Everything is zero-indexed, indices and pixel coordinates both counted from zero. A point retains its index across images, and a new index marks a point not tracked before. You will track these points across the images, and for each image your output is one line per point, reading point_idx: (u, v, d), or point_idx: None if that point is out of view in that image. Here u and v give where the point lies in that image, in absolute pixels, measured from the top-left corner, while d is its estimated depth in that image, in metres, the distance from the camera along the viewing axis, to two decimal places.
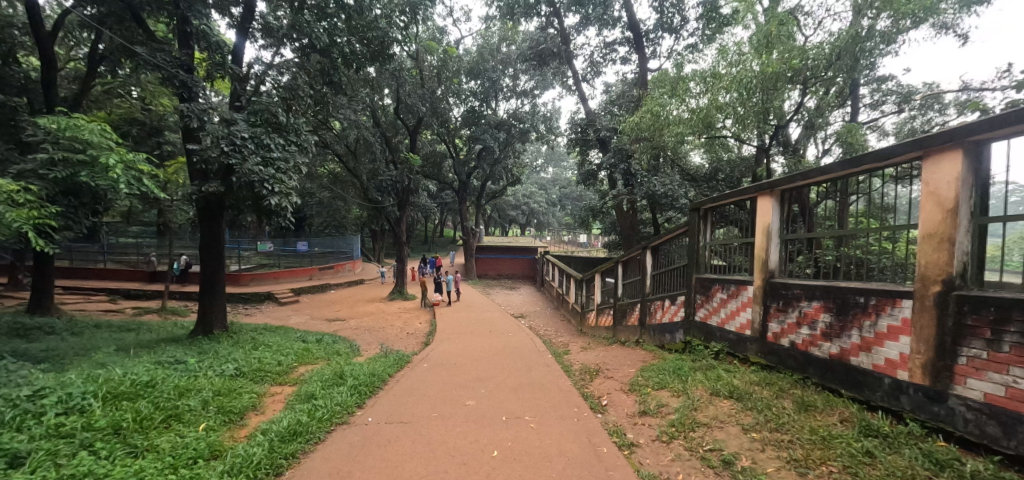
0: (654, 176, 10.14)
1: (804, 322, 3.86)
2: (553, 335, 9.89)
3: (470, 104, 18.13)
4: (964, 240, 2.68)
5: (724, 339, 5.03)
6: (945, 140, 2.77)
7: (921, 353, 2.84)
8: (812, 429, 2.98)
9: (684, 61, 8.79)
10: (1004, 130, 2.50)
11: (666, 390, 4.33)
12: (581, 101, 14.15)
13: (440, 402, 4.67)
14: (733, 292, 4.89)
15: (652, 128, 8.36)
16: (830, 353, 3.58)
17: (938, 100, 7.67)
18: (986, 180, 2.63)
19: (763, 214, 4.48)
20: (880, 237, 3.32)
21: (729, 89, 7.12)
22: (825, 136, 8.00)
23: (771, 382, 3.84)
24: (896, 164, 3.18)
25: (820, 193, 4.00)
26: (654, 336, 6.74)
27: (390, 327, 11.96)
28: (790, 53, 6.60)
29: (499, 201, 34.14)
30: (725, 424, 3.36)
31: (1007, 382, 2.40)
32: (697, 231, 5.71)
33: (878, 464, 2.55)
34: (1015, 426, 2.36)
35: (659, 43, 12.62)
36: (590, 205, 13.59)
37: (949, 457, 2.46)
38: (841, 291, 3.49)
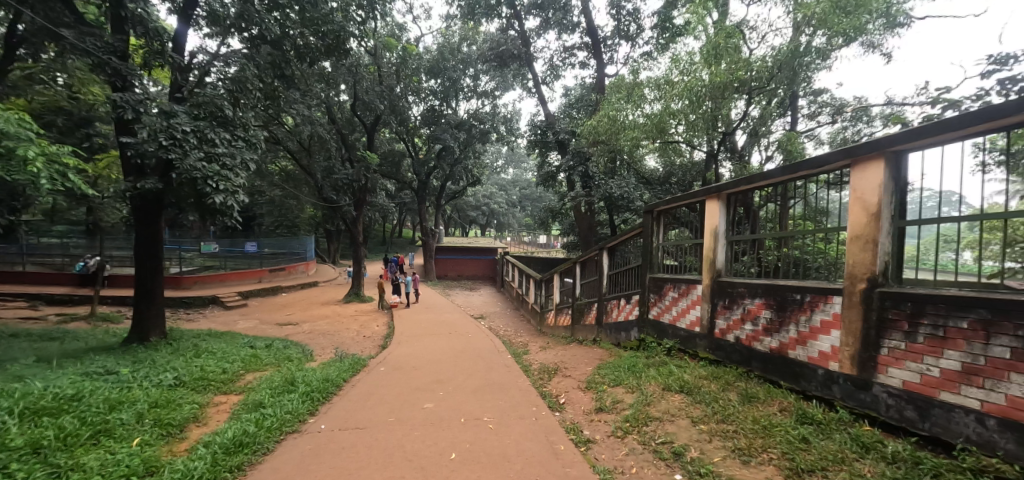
0: (612, 179, 10.41)
1: (748, 318, 4.10)
2: (513, 335, 9.93)
3: (429, 102, 17.94)
4: (885, 241, 2.93)
5: (675, 336, 5.25)
6: (868, 149, 3.03)
7: (850, 345, 3.08)
8: (754, 419, 3.15)
9: (640, 67, 9.10)
10: (920, 141, 2.75)
11: (622, 387, 4.45)
12: (541, 103, 14.33)
13: (397, 406, 4.57)
14: (684, 290, 5.11)
15: (610, 132, 8.64)
16: (771, 347, 3.80)
17: (866, 113, 8.33)
18: (904, 186, 2.89)
19: (711, 216, 4.72)
20: (814, 238, 3.57)
21: (681, 96, 7.46)
22: (768, 143, 8.47)
23: (718, 376, 4.04)
24: (829, 171, 3.43)
25: (763, 196, 4.25)
26: (610, 334, 6.92)
27: (346, 330, 11.60)
28: (736, 65, 6.96)
29: (459, 202, 33.93)
30: (676, 417, 3.51)
31: (922, 370, 2.64)
32: (650, 232, 5.91)
33: (812, 448, 2.73)
34: (929, 410, 2.61)
35: (616, 50, 12.98)
36: (550, 206, 13.77)
37: (872, 440, 2.68)
38: (781, 290, 3.72)
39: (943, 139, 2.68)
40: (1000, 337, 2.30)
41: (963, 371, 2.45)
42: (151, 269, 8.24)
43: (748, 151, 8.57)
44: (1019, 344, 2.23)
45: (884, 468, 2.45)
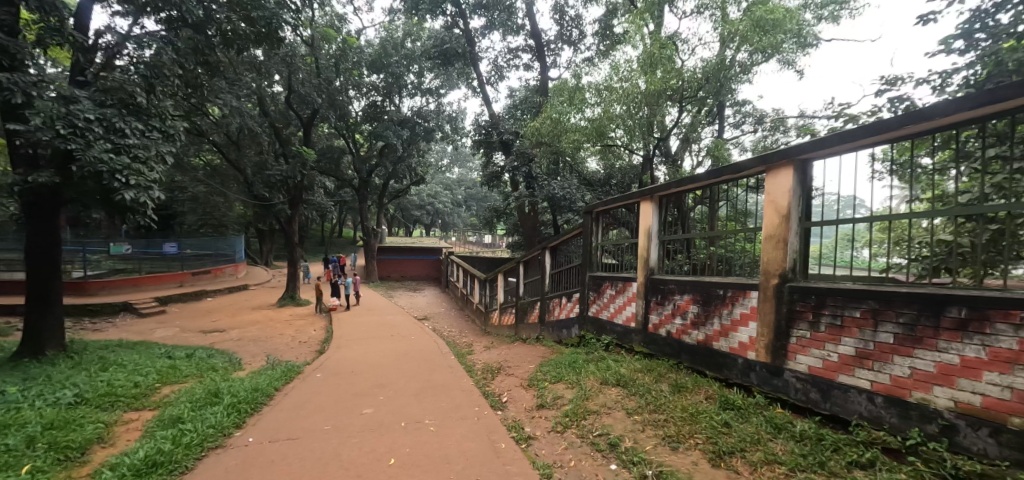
0: (555, 180, 10.64)
1: (677, 313, 4.36)
2: (457, 336, 9.85)
3: (371, 98, 17.34)
4: (794, 240, 3.23)
5: (613, 332, 5.47)
6: (780, 156, 3.32)
7: (764, 335, 3.37)
8: (682, 407, 3.36)
9: (581, 72, 9.36)
10: (823, 150, 3.07)
11: (563, 383, 4.57)
12: (485, 103, 14.33)
13: (334, 413, 4.39)
14: (621, 288, 5.35)
15: (553, 133, 8.90)
16: (698, 340, 4.07)
17: (783, 124, 9.11)
18: (809, 191, 3.21)
19: (646, 216, 4.96)
20: (737, 237, 3.86)
21: (619, 102, 7.79)
22: (699, 149, 8.93)
23: (651, 368, 4.26)
24: (749, 176, 3.73)
25: (695, 199, 4.52)
26: (552, 331, 7.09)
27: (279, 335, 10.94)
28: (670, 75, 7.35)
29: (403, 201, 33.17)
30: (613, 409, 3.66)
31: (823, 356, 2.95)
32: (590, 232, 6.12)
33: (732, 432, 2.95)
34: (829, 391, 2.92)
35: (559, 54, 13.28)
36: (494, 206, 13.81)
37: (783, 421, 2.94)
38: (707, 286, 3.99)
39: (842, 149, 3.01)
40: (886, 324, 2.62)
41: (856, 356, 2.76)
42: (46, 274, 7.29)
43: (680, 156, 9.08)
44: (901, 329, 2.55)
45: (792, 446, 2.70)
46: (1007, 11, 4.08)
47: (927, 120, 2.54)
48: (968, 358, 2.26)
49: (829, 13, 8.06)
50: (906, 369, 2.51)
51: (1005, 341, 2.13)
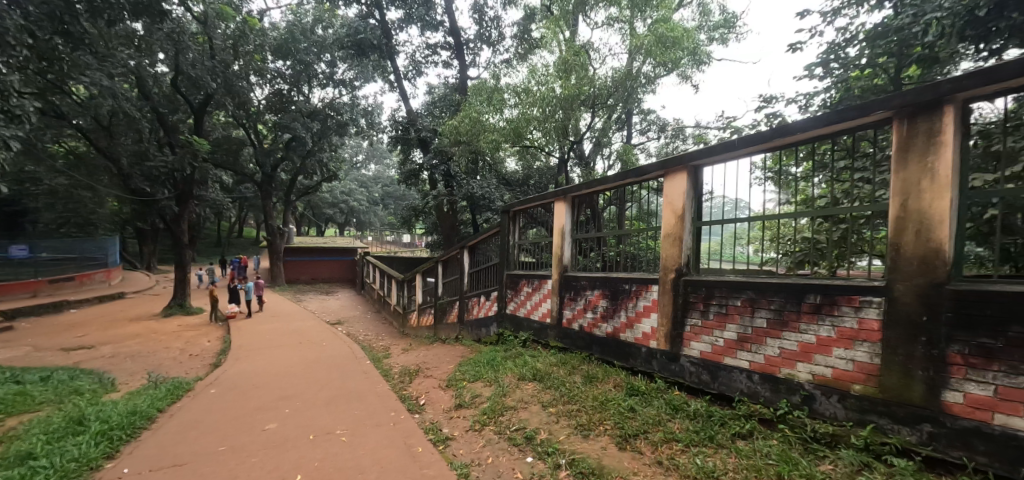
0: (474, 179, 10.62)
1: (588, 307, 4.60)
2: (373, 340, 9.45)
3: (276, 85, 15.96)
4: (688, 238, 3.57)
5: (530, 328, 5.62)
6: (676, 162, 3.65)
7: (664, 325, 3.68)
8: (593, 397, 3.56)
9: (500, 73, 9.46)
10: (712, 157, 3.43)
11: (481, 381, 4.61)
12: (402, 98, 13.89)
13: (232, 431, 3.98)
14: (536, 285, 5.55)
15: (471, 132, 8.90)
16: (607, 332, 4.33)
17: (682, 133, 9.95)
18: (700, 194, 3.58)
19: (559, 216, 5.19)
20: (642, 236, 4.15)
21: (536, 105, 8.00)
22: (609, 153, 9.36)
23: (565, 361, 4.45)
24: (651, 179, 4.04)
25: (606, 199, 4.79)
26: (471, 330, 7.09)
27: (164, 349, 9.65)
28: (583, 81, 7.74)
29: (314, 198, 31.02)
30: (529, 403, 3.77)
31: (712, 342, 3.30)
32: (507, 231, 6.25)
33: (637, 415, 3.18)
34: (717, 372, 3.27)
35: (478, 53, 13.30)
36: (412, 204, 13.43)
37: (679, 402, 3.24)
38: (615, 282, 4.26)
39: (726, 157, 3.39)
40: (760, 310, 2.99)
41: (738, 340, 3.13)
42: None
43: (593, 159, 9.50)
44: (772, 315, 2.93)
45: (687, 424, 2.99)
46: (853, 46, 4.87)
47: (791, 134, 2.94)
48: (822, 337, 2.65)
49: (719, 35, 9.00)
50: (777, 349, 2.89)
51: (849, 321, 2.54)
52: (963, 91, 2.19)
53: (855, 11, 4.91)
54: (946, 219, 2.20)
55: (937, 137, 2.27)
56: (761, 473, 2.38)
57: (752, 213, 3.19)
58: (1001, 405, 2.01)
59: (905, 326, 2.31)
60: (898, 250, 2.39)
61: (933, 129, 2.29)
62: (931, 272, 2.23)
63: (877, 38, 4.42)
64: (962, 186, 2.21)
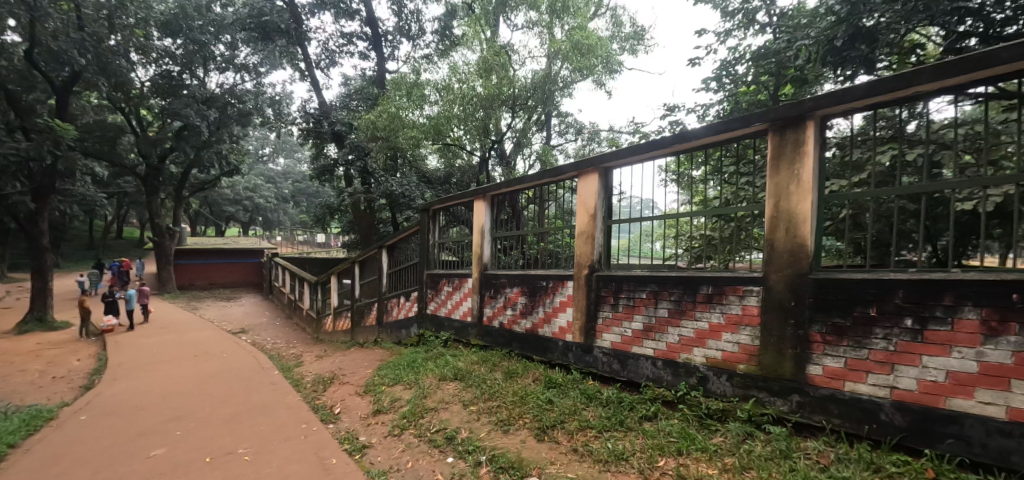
0: (393, 176, 10.25)
1: (508, 304, 4.68)
2: (282, 348, 8.77)
3: (164, 66, 14.13)
4: (599, 236, 3.79)
5: (451, 328, 5.59)
6: (589, 164, 3.85)
7: (578, 319, 3.87)
8: (513, 392, 3.63)
9: (421, 68, 9.25)
10: (620, 160, 3.67)
11: (401, 384, 4.50)
12: (314, 89, 13.01)
13: (108, 461, 3.47)
14: (457, 284, 5.54)
15: (389, 128, 8.61)
16: (526, 328, 4.44)
17: (598, 136, 10.46)
18: (610, 194, 3.81)
19: (479, 215, 5.24)
20: (561, 233, 4.30)
21: (456, 103, 7.94)
22: (529, 152, 9.49)
23: (486, 359, 4.49)
24: (566, 179, 4.22)
25: (527, 198, 4.90)
26: (390, 333, 6.88)
27: (16, 372, 8.13)
28: (503, 81, 7.88)
29: (211, 194, 27.94)
30: (450, 403, 3.76)
31: (622, 333, 3.53)
32: (427, 230, 6.19)
33: (554, 407, 3.30)
34: (626, 360, 3.50)
35: (398, 47, 12.88)
36: (327, 202, 12.64)
37: (593, 390, 3.42)
38: (532, 279, 4.39)
39: (633, 160, 3.64)
40: (663, 301, 3.26)
41: (644, 329, 3.37)
42: None
43: (513, 158, 9.58)
44: (672, 305, 3.20)
45: (600, 411, 3.16)
46: (741, 64, 5.48)
47: (686, 141, 3.24)
48: (714, 323, 2.95)
49: (629, 46, 9.60)
50: (677, 336, 3.16)
51: (734, 307, 2.86)
52: (821, 108, 2.56)
53: (742, 33, 5.52)
54: (808, 218, 2.56)
55: (802, 147, 2.63)
56: (663, 451, 2.59)
57: (664, 211, 3.40)
58: (850, 374, 2.39)
59: (778, 310, 2.65)
60: (772, 244, 2.73)
61: (799, 140, 2.65)
62: (798, 263, 2.58)
63: (761, 58, 5.01)
64: (819, 190, 2.59)
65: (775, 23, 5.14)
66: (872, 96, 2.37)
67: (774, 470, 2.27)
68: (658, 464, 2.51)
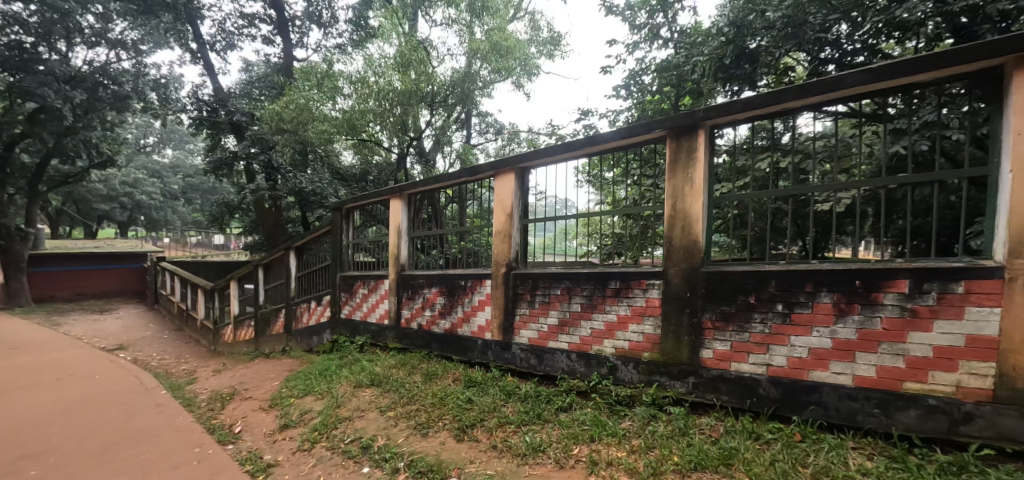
0: (302, 172, 9.54)
1: (426, 305, 4.60)
2: (171, 364, 7.79)
3: (9, 35, 11.81)
4: (516, 235, 3.87)
5: (367, 332, 5.35)
6: (506, 164, 3.91)
7: (497, 317, 3.91)
8: (432, 394, 3.57)
9: (334, 58, 8.74)
10: (535, 161, 3.78)
11: (312, 395, 4.23)
12: (209, 73, 11.70)
13: None
14: (373, 286, 5.32)
15: (297, 120, 8.00)
16: (445, 329, 4.39)
17: (518, 137, 10.62)
18: (526, 194, 3.91)
19: (395, 214, 5.09)
20: (482, 232, 4.31)
21: (371, 97, 7.59)
22: (449, 151, 9.37)
23: (405, 362, 4.36)
24: (483, 179, 4.25)
25: (448, 197, 4.84)
26: (300, 341, 6.42)
27: None
28: (421, 77, 7.69)
29: (77, 190, 23.90)
30: (367, 411, 3.60)
31: (538, 328, 3.63)
32: (340, 229, 5.91)
33: (474, 405, 3.30)
34: (543, 355, 3.61)
35: (307, 34, 12.02)
36: (225, 199, 11.44)
37: (512, 386, 3.47)
38: (451, 279, 4.36)
39: (548, 161, 3.76)
40: (575, 297, 3.41)
41: (559, 324, 3.50)
42: None
43: (433, 156, 9.38)
44: (584, 300, 3.36)
45: (518, 406, 3.22)
46: (647, 74, 5.90)
47: (596, 144, 3.42)
48: (621, 315, 3.15)
49: (547, 50, 9.87)
50: (589, 329, 3.33)
51: (639, 300, 3.08)
52: (709, 119, 2.84)
53: (648, 46, 5.94)
54: (700, 217, 2.83)
55: (695, 153, 2.90)
56: (577, 439, 2.71)
57: (578, 211, 3.51)
58: (736, 355, 2.69)
59: (676, 301, 2.90)
60: (670, 241, 2.98)
61: (692, 146, 2.92)
62: (692, 257, 2.85)
63: (664, 70, 5.43)
64: (709, 192, 2.88)
65: (676, 39, 5.61)
66: (750, 110, 2.69)
67: (674, 446, 2.48)
68: (573, 452, 2.62)
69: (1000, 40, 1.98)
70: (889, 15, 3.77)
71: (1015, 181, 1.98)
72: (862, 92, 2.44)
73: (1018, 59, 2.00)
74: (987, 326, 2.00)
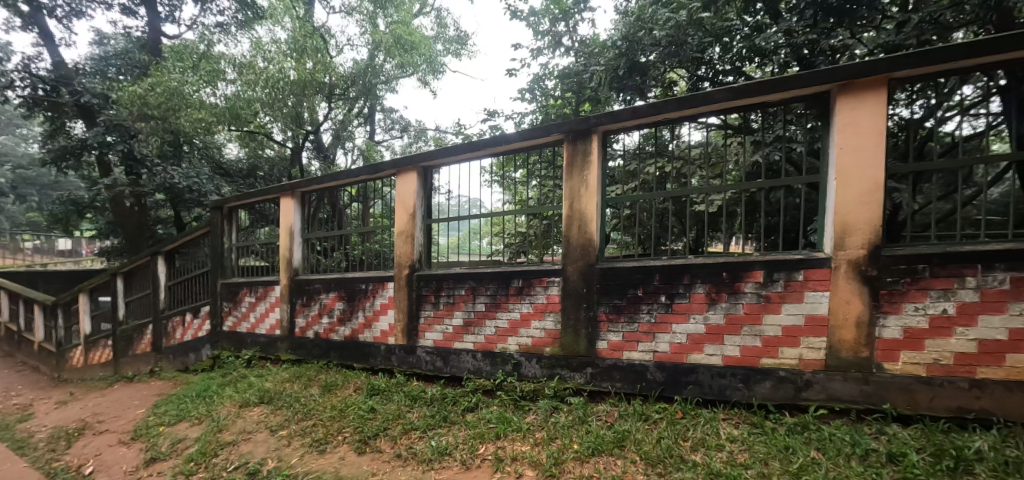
0: (175, 166, 8.33)
1: (323, 312, 4.31)
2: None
3: None
4: (419, 235, 3.79)
5: (255, 344, 4.86)
6: (408, 163, 3.81)
7: (400, 320, 3.79)
8: (331, 406, 3.34)
9: (214, 38, 7.78)
10: (437, 160, 3.73)
11: (187, 420, 3.73)
12: (45, 43, 9.69)
13: None
14: (261, 293, 4.84)
15: (166, 107, 6.97)
16: (345, 335, 4.15)
17: (424, 135, 10.38)
18: (429, 194, 3.84)
19: (286, 214, 4.70)
20: (386, 232, 4.13)
21: (258, 84, 6.86)
22: (351, 147, 8.86)
23: (300, 374, 4.04)
24: (383, 177, 4.09)
25: (350, 196, 4.47)
26: (173, 359, 5.62)
27: None
28: (318, 66, 7.15)
29: None
30: (255, 432, 3.27)
31: (443, 330, 3.59)
32: (221, 231, 5.30)
33: (377, 414, 3.15)
34: (448, 356, 3.57)
35: (180, 8, 10.53)
36: (71, 196, 9.59)
37: (418, 391, 3.37)
38: (350, 282, 4.13)
39: (451, 161, 3.73)
40: (479, 297, 3.42)
41: (464, 325, 3.49)
42: None
43: (333, 152, 8.80)
44: (488, 299, 3.39)
45: (424, 410, 3.15)
46: (550, 80, 6.15)
47: (498, 145, 3.47)
48: (524, 312, 3.24)
49: (453, 48, 9.79)
50: (493, 328, 3.36)
51: (540, 297, 3.18)
52: (602, 125, 3.04)
53: (550, 53, 6.18)
54: (594, 217, 3.01)
55: (589, 157, 3.08)
56: (483, 438, 2.73)
57: (488, 211, 3.54)
58: (627, 344, 2.90)
59: (574, 296, 3.05)
60: (568, 240, 3.13)
61: (587, 150, 3.09)
62: (588, 255, 3.02)
63: (566, 76, 5.68)
64: (602, 193, 3.08)
65: (576, 48, 5.91)
66: (636, 118, 2.93)
67: (574, 435, 2.60)
68: (479, 451, 2.63)
69: (828, 69, 2.37)
70: (750, 41, 4.36)
71: (839, 186, 2.40)
72: (729, 107, 2.77)
73: (840, 87, 2.43)
74: (820, 306, 2.40)
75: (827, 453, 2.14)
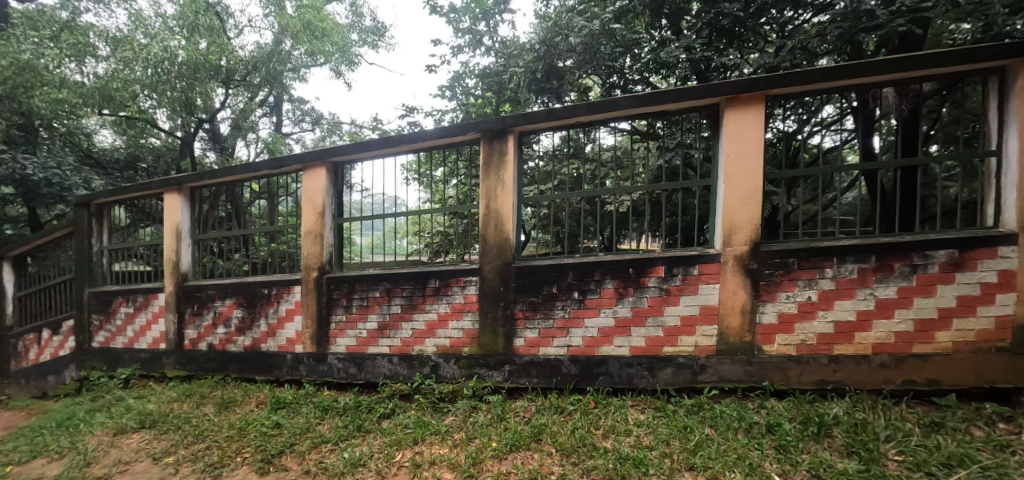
0: None
1: (219, 321, 3.91)
2: None
3: None
4: (328, 235, 3.59)
5: (134, 361, 4.27)
6: (316, 158, 3.58)
7: (309, 327, 3.55)
8: (228, 425, 3.04)
9: (81, 5, 6.66)
10: (348, 157, 3.55)
11: (43, 456, 3.17)
12: None
13: None
14: (141, 303, 4.27)
15: (13, 83, 5.84)
16: (245, 346, 3.79)
17: (339, 129, 9.85)
18: (340, 191, 3.64)
19: (172, 213, 4.18)
20: (294, 232, 3.84)
21: (137, 63, 5.98)
22: (254, 139, 8.13)
23: (191, 392, 3.62)
24: (286, 174, 3.81)
25: (252, 192, 4.12)
26: (24, 385, 4.76)
27: None
28: (213, 49, 6.44)
29: None
30: (134, 462, 2.88)
31: (356, 335, 3.43)
32: (88, 231, 4.57)
33: (282, 430, 2.92)
34: (362, 362, 3.41)
35: None
36: None
37: (329, 400, 3.18)
38: (249, 287, 3.78)
39: (363, 157, 3.56)
40: (395, 298, 3.32)
41: (379, 328, 3.37)
42: None
43: (233, 144, 8.00)
44: (403, 301, 3.30)
45: (335, 421, 2.98)
46: (470, 79, 6.13)
47: (413, 142, 3.38)
48: (441, 313, 3.20)
49: (370, 40, 9.38)
50: (409, 330, 3.28)
51: (458, 297, 3.16)
52: (517, 126, 3.09)
53: (471, 51, 6.15)
54: (509, 216, 3.06)
55: (505, 157, 3.12)
56: (400, 445, 2.65)
57: (408, 209, 3.42)
58: (543, 340, 2.98)
59: (491, 296, 3.07)
60: (485, 239, 3.14)
61: (503, 150, 3.13)
62: (504, 254, 3.06)
63: (487, 76, 5.69)
64: (518, 193, 3.13)
65: (495, 49, 5.94)
66: (550, 119, 3.01)
67: (493, 433, 2.62)
68: (396, 458, 2.56)
69: (718, 84, 2.63)
70: (656, 54, 4.66)
71: (726, 189, 2.66)
72: (634, 113, 2.95)
73: (728, 100, 2.70)
74: (711, 297, 2.65)
75: (719, 429, 2.38)
